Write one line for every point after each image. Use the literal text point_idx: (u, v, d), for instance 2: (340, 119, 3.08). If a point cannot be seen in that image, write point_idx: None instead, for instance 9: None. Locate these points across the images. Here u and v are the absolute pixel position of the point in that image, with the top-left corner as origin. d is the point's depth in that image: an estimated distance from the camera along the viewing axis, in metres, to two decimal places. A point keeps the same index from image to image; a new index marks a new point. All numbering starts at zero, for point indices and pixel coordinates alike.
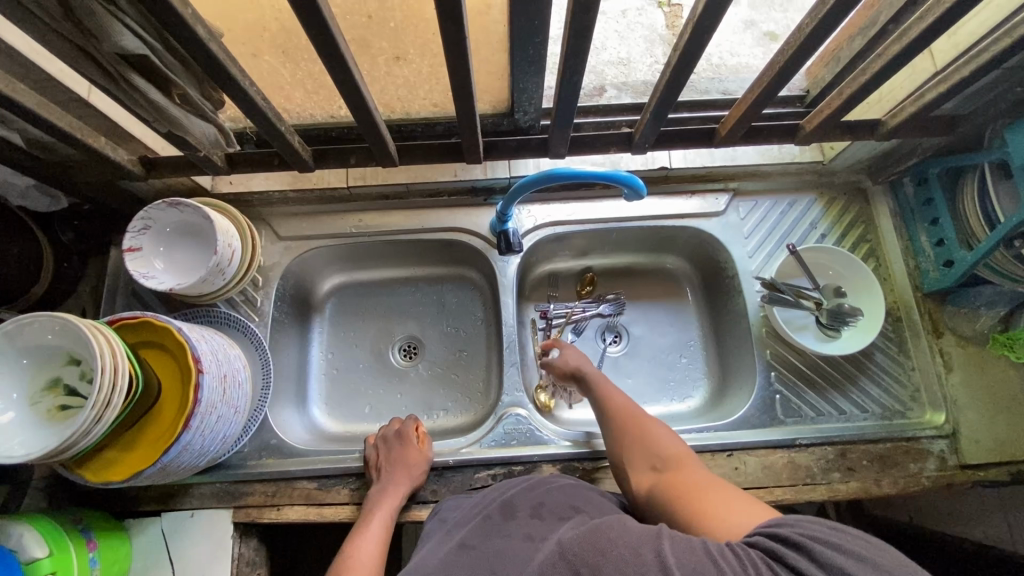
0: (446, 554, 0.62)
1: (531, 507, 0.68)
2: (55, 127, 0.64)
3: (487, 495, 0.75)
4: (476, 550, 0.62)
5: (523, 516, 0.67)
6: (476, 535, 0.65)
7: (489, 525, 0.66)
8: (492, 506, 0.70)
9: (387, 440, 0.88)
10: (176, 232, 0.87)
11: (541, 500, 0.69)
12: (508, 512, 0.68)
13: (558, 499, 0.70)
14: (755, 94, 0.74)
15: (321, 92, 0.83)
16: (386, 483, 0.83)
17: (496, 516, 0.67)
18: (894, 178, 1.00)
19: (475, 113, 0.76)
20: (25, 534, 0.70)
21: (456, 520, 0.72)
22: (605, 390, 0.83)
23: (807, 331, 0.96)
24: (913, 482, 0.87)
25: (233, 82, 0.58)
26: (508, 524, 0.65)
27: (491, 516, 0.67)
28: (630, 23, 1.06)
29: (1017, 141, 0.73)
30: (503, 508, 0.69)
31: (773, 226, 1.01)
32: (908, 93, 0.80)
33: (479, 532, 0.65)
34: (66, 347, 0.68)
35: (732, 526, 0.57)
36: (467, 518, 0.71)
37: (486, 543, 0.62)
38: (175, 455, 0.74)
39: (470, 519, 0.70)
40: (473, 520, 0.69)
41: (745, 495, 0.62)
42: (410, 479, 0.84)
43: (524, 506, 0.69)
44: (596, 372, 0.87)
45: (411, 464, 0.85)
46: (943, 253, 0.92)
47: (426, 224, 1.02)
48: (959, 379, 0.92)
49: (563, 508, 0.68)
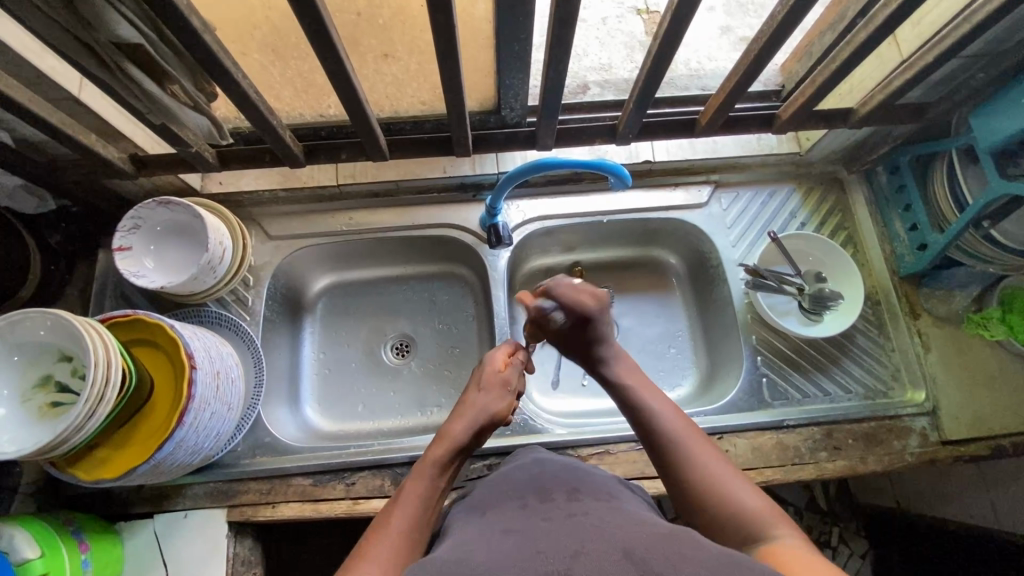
0: (485, 533, 0.54)
1: (566, 491, 0.61)
2: (45, 121, 0.65)
3: (509, 476, 0.68)
4: (519, 531, 0.53)
5: (561, 500, 0.59)
6: (504, 519, 0.57)
7: (525, 510, 0.58)
8: (525, 491, 0.63)
9: (480, 367, 0.80)
10: (166, 231, 0.87)
11: (564, 483, 0.63)
12: (544, 496, 0.60)
13: (591, 486, 0.63)
14: (732, 82, 0.77)
15: (311, 90, 0.85)
16: (460, 420, 0.72)
17: (532, 502, 0.59)
18: (868, 167, 1.03)
19: (463, 107, 0.77)
20: (16, 534, 0.69)
21: (481, 497, 0.64)
22: (650, 404, 0.70)
23: (790, 316, 0.99)
24: (897, 458, 0.90)
25: (227, 73, 0.59)
26: (547, 507, 0.57)
27: (526, 502, 0.60)
28: (611, 30, 1.09)
29: (981, 126, 0.77)
30: (537, 492, 0.62)
31: (754, 217, 1.04)
32: (877, 81, 0.84)
33: (516, 515, 0.57)
34: (57, 343, 0.68)
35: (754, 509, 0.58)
36: (485, 494, 0.65)
37: (527, 526, 0.54)
38: (170, 451, 0.74)
39: (501, 500, 0.62)
40: (507, 501, 0.61)
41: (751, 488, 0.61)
42: (477, 414, 0.73)
43: (559, 490, 0.62)
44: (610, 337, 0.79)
45: (492, 391, 0.76)
46: (917, 237, 0.95)
47: (416, 221, 1.04)
48: (937, 358, 0.95)
49: (585, 490, 0.62)
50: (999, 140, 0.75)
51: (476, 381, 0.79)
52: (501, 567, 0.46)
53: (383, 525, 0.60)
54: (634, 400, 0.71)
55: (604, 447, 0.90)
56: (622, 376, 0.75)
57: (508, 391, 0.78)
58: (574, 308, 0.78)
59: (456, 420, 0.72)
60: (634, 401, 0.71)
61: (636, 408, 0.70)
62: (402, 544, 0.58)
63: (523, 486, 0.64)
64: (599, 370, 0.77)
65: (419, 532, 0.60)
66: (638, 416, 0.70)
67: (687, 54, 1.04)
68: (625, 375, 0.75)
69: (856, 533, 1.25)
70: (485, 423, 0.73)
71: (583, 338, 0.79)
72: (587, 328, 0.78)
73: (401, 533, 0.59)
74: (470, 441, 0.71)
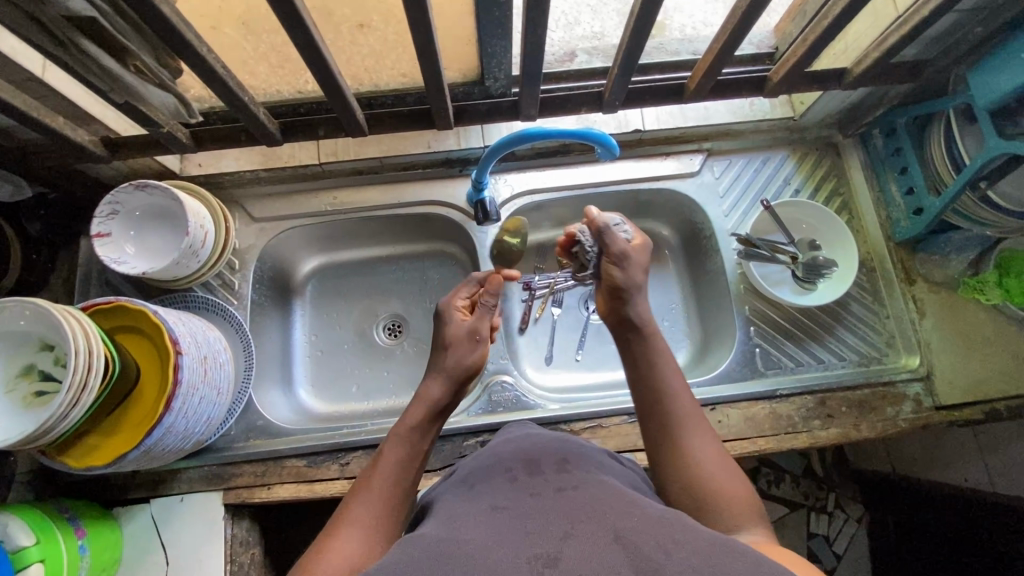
0: (474, 509, 0.53)
1: (556, 462, 0.61)
2: (9, 105, 0.62)
3: (498, 449, 0.68)
4: (507, 509, 0.52)
5: (551, 472, 0.59)
6: (494, 493, 0.56)
7: (513, 484, 0.58)
8: (514, 463, 0.62)
9: (446, 315, 0.78)
10: (145, 216, 0.86)
11: (554, 453, 0.63)
12: (533, 468, 0.60)
13: (581, 457, 0.63)
14: (720, 44, 0.74)
15: (286, 66, 0.82)
16: (437, 379, 0.72)
17: (520, 475, 0.59)
18: (864, 131, 1.01)
19: (442, 78, 0.75)
20: (9, 523, 0.70)
21: (471, 469, 0.64)
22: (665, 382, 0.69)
23: (784, 285, 0.97)
24: (890, 425, 0.90)
25: (190, 47, 0.56)
26: (536, 481, 0.57)
27: (515, 475, 0.59)
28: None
29: (979, 84, 0.75)
30: (527, 464, 0.61)
31: (747, 185, 1.02)
32: (873, 38, 0.81)
33: (505, 489, 0.56)
34: (38, 332, 0.67)
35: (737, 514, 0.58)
36: (474, 468, 0.65)
37: (516, 501, 0.53)
38: (160, 437, 0.74)
39: (489, 473, 0.62)
40: (495, 475, 0.61)
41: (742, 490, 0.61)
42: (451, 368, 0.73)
43: (549, 461, 0.61)
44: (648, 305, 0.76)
45: (462, 344, 0.75)
46: (913, 201, 0.93)
47: (402, 199, 1.02)
48: (932, 324, 0.94)
49: (574, 461, 0.62)
50: (999, 97, 0.73)
51: (441, 340, 0.76)
52: (490, 548, 0.45)
53: (363, 491, 0.61)
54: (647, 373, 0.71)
55: (596, 421, 0.90)
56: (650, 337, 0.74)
57: (475, 339, 0.75)
58: (615, 244, 0.77)
59: (430, 380, 0.72)
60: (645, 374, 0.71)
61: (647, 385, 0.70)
62: (383, 507, 0.60)
63: (511, 457, 0.64)
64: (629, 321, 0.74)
65: (399, 495, 0.61)
66: (644, 392, 0.69)
67: (681, 19, 1.00)
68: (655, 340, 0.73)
69: (852, 498, 1.31)
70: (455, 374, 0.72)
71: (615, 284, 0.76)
72: (626, 271, 0.76)
73: (381, 499, 0.60)
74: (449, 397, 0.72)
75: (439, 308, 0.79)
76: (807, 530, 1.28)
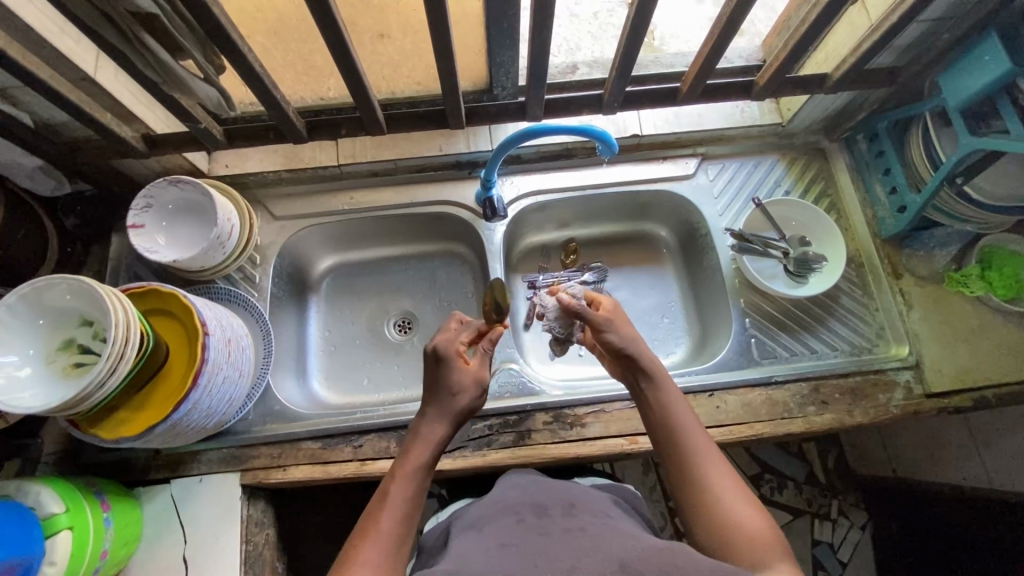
0: (485, 545, 0.60)
1: (561, 507, 0.67)
2: (66, 100, 0.69)
3: (506, 495, 0.73)
4: (515, 545, 0.58)
5: (558, 515, 0.65)
6: (502, 532, 0.63)
7: (522, 524, 0.64)
8: (523, 508, 0.68)
9: (448, 360, 0.77)
10: (177, 209, 0.92)
11: (561, 498, 0.70)
12: (541, 512, 0.66)
13: (586, 503, 0.70)
14: (709, 49, 0.82)
15: (311, 73, 0.90)
16: (441, 419, 0.74)
17: (529, 517, 0.65)
18: (848, 135, 1.07)
19: (456, 83, 0.82)
20: (42, 491, 0.73)
21: (479, 513, 0.70)
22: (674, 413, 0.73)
23: (777, 279, 1.02)
24: (883, 411, 0.93)
25: (233, 44, 0.63)
26: (544, 522, 0.63)
27: (523, 517, 0.65)
28: (602, 24, 1.11)
29: (950, 87, 0.82)
30: (534, 508, 0.67)
31: (740, 186, 1.08)
32: (850, 46, 0.87)
33: (515, 530, 0.62)
34: (79, 308, 0.72)
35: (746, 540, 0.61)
36: (482, 511, 0.70)
37: (525, 540, 0.59)
38: (186, 413, 0.78)
39: (498, 515, 0.67)
40: (504, 517, 0.67)
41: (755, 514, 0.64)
42: (446, 411, 0.75)
43: (556, 506, 0.68)
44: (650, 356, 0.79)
45: (466, 391, 0.76)
46: (897, 200, 0.99)
47: (414, 199, 1.08)
48: (919, 316, 0.98)
49: (581, 505, 0.69)
50: (969, 98, 0.80)
51: (446, 384, 0.76)
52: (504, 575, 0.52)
53: (373, 530, 0.63)
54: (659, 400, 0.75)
55: (599, 407, 0.93)
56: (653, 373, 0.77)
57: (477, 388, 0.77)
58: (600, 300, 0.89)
59: (430, 419, 0.74)
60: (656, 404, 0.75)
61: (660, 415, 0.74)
62: (393, 545, 0.63)
63: (520, 503, 0.70)
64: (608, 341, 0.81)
65: (407, 531, 0.65)
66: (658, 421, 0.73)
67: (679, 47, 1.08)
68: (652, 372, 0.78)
69: (855, 505, 1.35)
70: (455, 416, 0.75)
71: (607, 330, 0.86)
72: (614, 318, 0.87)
73: (393, 537, 0.63)
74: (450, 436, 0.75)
75: (435, 348, 0.77)
76: (812, 537, 1.33)
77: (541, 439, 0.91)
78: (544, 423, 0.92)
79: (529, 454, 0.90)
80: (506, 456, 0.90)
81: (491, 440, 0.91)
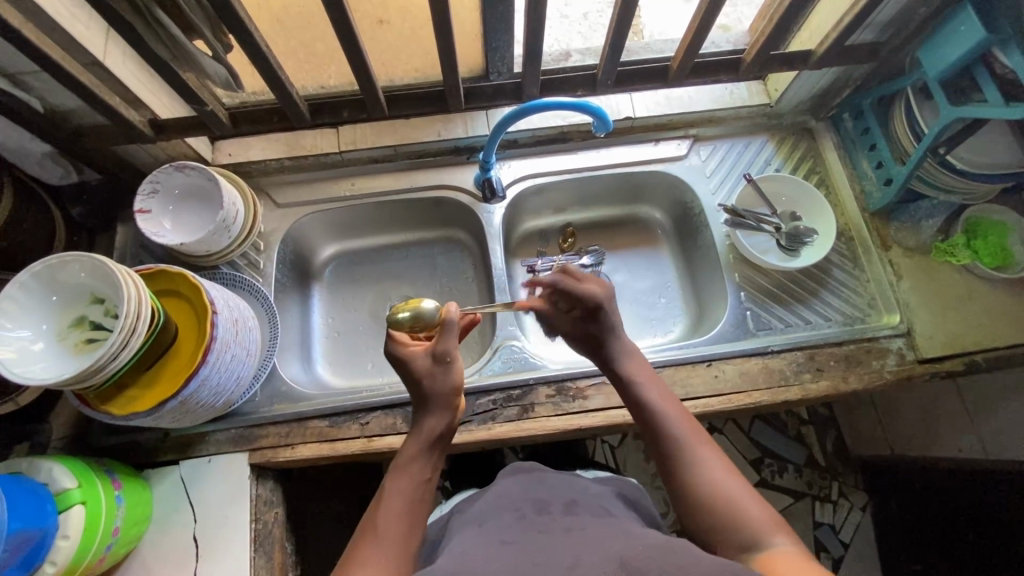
0: (486, 541, 0.61)
1: (564, 505, 0.69)
2: (75, 80, 0.72)
3: (507, 491, 0.74)
4: (515, 541, 0.60)
5: (558, 514, 0.66)
6: (504, 527, 0.64)
7: (525, 519, 0.65)
8: (524, 503, 0.70)
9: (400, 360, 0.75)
10: (183, 194, 0.94)
11: (563, 496, 0.71)
12: (542, 509, 0.68)
13: (590, 501, 0.71)
14: (695, 26, 0.85)
15: (313, 60, 0.93)
16: (429, 412, 0.74)
17: (530, 513, 0.67)
18: (834, 114, 1.11)
19: (454, 65, 0.85)
20: (54, 468, 0.74)
21: (481, 510, 0.71)
22: (658, 409, 0.74)
23: (771, 253, 1.05)
24: (877, 376, 0.95)
25: (235, 16, 0.66)
26: (545, 519, 0.64)
27: (524, 512, 0.67)
28: (592, 24, 1.13)
29: (929, 60, 0.85)
30: (535, 504, 0.69)
31: (732, 165, 1.11)
32: (831, 23, 0.91)
33: (516, 525, 0.64)
34: (92, 285, 0.74)
35: (753, 529, 0.61)
36: (486, 508, 0.71)
37: (524, 537, 0.60)
38: (195, 389, 0.79)
39: (500, 512, 0.68)
40: (505, 512, 0.68)
41: (759, 500, 0.64)
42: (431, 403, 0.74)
43: (558, 504, 0.69)
44: (633, 364, 0.80)
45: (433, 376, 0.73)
46: (883, 173, 1.02)
47: (414, 184, 1.10)
48: (909, 285, 1.00)
49: (584, 503, 0.70)
50: (946, 69, 0.83)
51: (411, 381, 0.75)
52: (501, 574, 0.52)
53: (372, 528, 0.64)
54: (644, 401, 0.76)
55: (599, 378, 0.95)
56: (636, 376, 0.79)
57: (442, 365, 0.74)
58: (583, 295, 0.81)
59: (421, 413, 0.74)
60: (641, 405, 0.75)
61: (646, 416, 0.74)
62: (397, 542, 0.63)
63: (522, 498, 0.71)
64: (611, 363, 0.81)
65: (410, 524, 0.65)
66: (645, 422, 0.74)
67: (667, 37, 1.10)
68: (636, 373, 0.79)
69: (855, 487, 1.38)
70: (445, 406, 0.74)
71: (595, 329, 0.82)
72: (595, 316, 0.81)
73: (395, 532, 0.64)
74: (449, 426, 0.74)
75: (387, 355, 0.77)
76: (813, 519, 1.35)
77: (544, 412, 0.93)
78: (547, 396, 0.94)
79: (533, 427, 0.91)
80: (511, 429, 0.92)
81: (496, 414, 0.93)
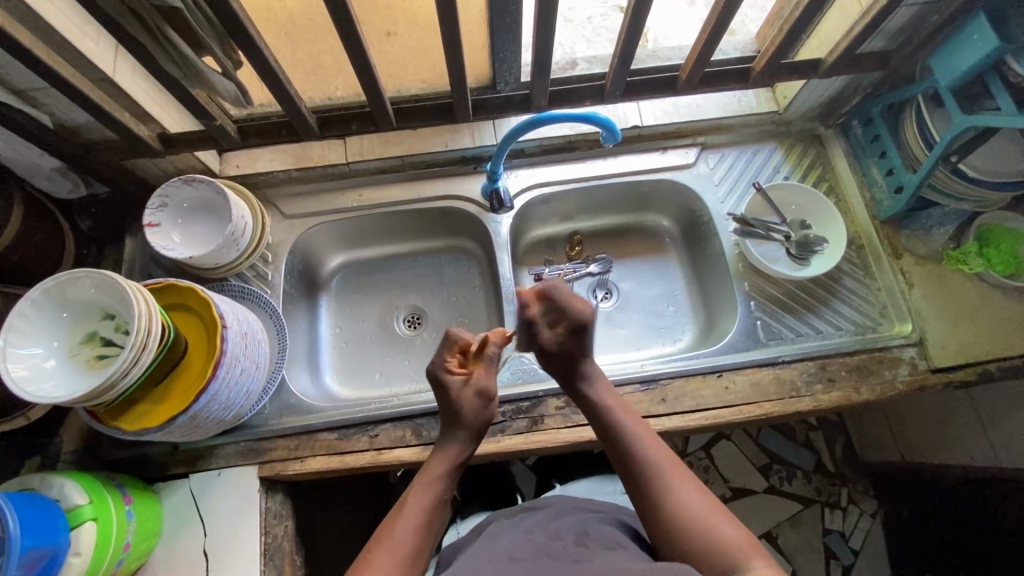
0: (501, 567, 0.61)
1: (576, 537, 0.68)
2: (85, 97, 0.72)
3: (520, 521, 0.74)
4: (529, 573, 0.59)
5: (571, 544, 0.66)
6: (518, 556, 0.64)
7: (538, 548, 0.65)
8: (536, 533, 0.69)
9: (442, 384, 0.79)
10: (192, 207, 0.94)
11: (574, 527, 0.70)
12: (557, 541, 0.67)
13: (601, 532, 0.70)
14: (704, 37, 0.85)
15: (320, 72, 0.94)
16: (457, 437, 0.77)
17: (543, 542, 0.66)
18: (843, 121, 1.10)
19: (461, 76, 0.84)
20: (66, 484, 0.74)
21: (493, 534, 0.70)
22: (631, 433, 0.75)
23: (780, 261, 1.04)
24: (889, 387, 0.94)
25: (244, 33, 0.66)
26: (558, 553, 0.64)
27: (537, 540, 0.67)
28: (596, 29, 1.13)
29: (940, 68, 0.85)
30: (549, 537, 0.68)
31: (740, 173, 1.10)
32: (842, 32, 0.90)
33: (530, 553, 0.64)
34: (102, 302, 0.74)
35: (725, 551, 0.62)
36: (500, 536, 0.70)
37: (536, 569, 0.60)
38: (205, 404, 0.79)
39: (516, 539, 0.68)
40: (518, 539, 0.67)
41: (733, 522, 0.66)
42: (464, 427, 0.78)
43: (571, 536, 0.69)
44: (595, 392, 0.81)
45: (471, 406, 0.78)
46: (894, 181, 1.01)
47: (421, 194, 1.10)
48: (921, 294, 0.99)
49: (595, 534, 0.69)
50: (958, 77, 0.82)
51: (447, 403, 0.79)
52: None
53: (389, 535, 0.66)
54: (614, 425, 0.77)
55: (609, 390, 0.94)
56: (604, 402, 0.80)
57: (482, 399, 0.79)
58: (569, 313, 0.83)
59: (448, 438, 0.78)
60: (614, 430, 0.76)
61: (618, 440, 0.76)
62: (408, 557, 0.65)
63: (534, 530, 0.70)
64: (581, 387, 0.82)
65: (423, 542, 0.67)
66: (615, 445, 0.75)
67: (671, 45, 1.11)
68: (605, 397, 0.80)
69: (865, 493, 1.37)
70: (474, 433, 0.78)
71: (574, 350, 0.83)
72: (578, 339, 0.82)
73: (408, 545, 0.66)
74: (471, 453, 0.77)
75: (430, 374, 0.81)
76: (823, 526, 1.34)
77: (554, 424, 0.92)
78: (557, 408, 0.93)
79: (543, 439, 0.91)
80: (521, 441, 0.91)
81: (506, 427, 0.92)
